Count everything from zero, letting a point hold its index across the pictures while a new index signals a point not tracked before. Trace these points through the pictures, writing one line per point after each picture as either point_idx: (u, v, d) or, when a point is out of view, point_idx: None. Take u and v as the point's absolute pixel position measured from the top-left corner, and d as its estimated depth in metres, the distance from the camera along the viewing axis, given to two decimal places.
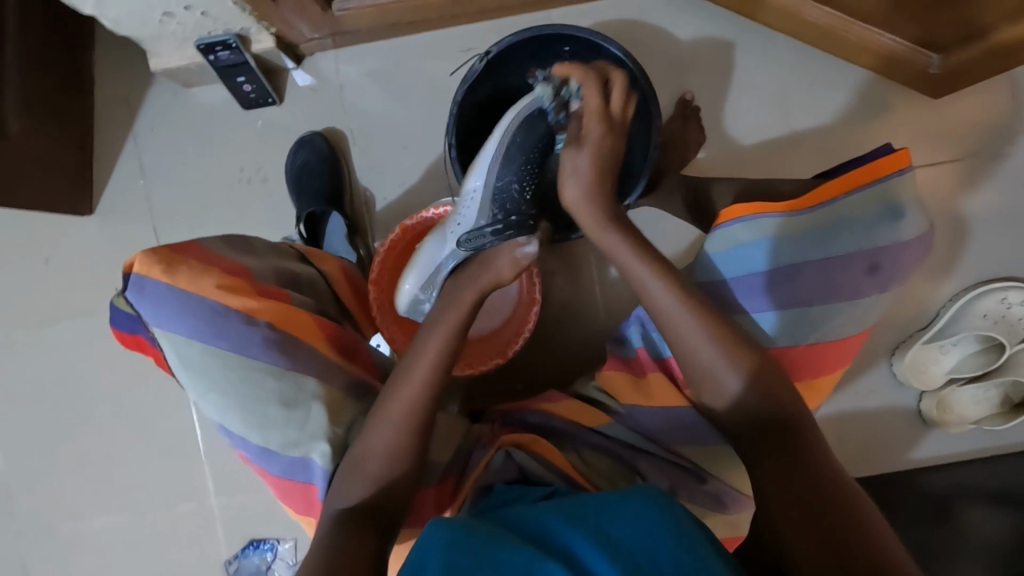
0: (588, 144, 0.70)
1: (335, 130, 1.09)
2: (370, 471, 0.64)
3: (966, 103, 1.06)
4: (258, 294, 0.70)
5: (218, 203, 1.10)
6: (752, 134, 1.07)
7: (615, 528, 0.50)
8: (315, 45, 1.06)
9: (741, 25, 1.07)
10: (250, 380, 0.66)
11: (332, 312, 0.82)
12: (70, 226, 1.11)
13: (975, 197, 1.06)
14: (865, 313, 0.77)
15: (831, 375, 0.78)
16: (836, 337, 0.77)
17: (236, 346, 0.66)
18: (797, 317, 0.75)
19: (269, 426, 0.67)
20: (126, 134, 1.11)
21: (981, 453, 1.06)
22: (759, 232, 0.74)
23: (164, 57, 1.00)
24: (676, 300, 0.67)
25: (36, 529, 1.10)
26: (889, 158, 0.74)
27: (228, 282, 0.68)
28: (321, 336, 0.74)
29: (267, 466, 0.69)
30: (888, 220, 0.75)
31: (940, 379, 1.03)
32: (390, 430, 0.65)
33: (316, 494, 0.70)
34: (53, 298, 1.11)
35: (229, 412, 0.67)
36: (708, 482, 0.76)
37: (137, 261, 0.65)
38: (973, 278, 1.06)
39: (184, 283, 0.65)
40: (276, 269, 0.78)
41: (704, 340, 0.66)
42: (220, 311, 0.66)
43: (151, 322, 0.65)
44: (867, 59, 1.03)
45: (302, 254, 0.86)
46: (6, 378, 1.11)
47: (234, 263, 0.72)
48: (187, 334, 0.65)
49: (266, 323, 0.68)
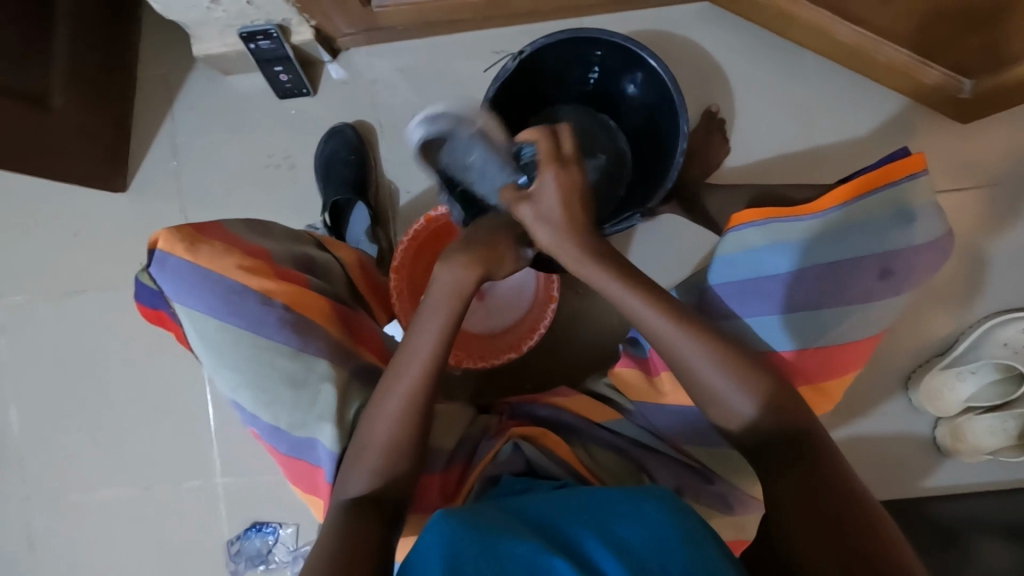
0: (547, 186, 0.65)
1: (364, 123, 1.11)
2: (371, 462, 0.63)
3: (993, 131, 1.06)
4: (275, 276, 0.72)
5: (246, 187, 1.13)
6: (777, 150, 1.08)
7: (625, 530, 0.49)
8: (351, 40, 1.09)
9: (772, 41, 1.08)
10: (262, 358, 0.67)
11: (347, 298, 0.83)
12: (103, 201, 1.14)
13: (1001, 224, 1.05)
14: (878, 318, 0.76)
15: (842, 379, 0.78)
16: (849, 340, 0.75)
17: (251, 323, 0.67)
18: (807, 320, 0.74)
19: (279, 405, 0.67)
20: (163, 115, 1.15)
21: (996, 485, 1.04)
22: (768, 236, 0.75)
23: (207, 43, 1.03)
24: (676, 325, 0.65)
25: (45, 494, 1.12)
26: (900, 163, 0.73)
27: (247, 263, 0.70)
28: (333, 320, 0.75)
29: (275, 444, 0.70)
30: (900, 224, 0.74)
31: (956, 407, 1.01)
32: (387, 425, 0.64)
33: (320, 476, 0.70)
34: (80, 269, 1.14)
35: (240, 389, 0.68)
36: (715, 483, 0.75)
37: (162, 238, 0.67)
38: (995, 306, 1.05)
39: (205, 261, 0.67)
40: (294, 254, 0.79)
41: (684, 338, 0.64)
42: (237, 289, 0.67)
43: (171, 296, 0.67)
44: (898, 82, 1.03)
45: (318, 242, 0.87)
46: (28, 347, 1.14)
47: (254, 244, 0.73)
48: (205, 310, 0.66)
49: (281, 304, 0.69)
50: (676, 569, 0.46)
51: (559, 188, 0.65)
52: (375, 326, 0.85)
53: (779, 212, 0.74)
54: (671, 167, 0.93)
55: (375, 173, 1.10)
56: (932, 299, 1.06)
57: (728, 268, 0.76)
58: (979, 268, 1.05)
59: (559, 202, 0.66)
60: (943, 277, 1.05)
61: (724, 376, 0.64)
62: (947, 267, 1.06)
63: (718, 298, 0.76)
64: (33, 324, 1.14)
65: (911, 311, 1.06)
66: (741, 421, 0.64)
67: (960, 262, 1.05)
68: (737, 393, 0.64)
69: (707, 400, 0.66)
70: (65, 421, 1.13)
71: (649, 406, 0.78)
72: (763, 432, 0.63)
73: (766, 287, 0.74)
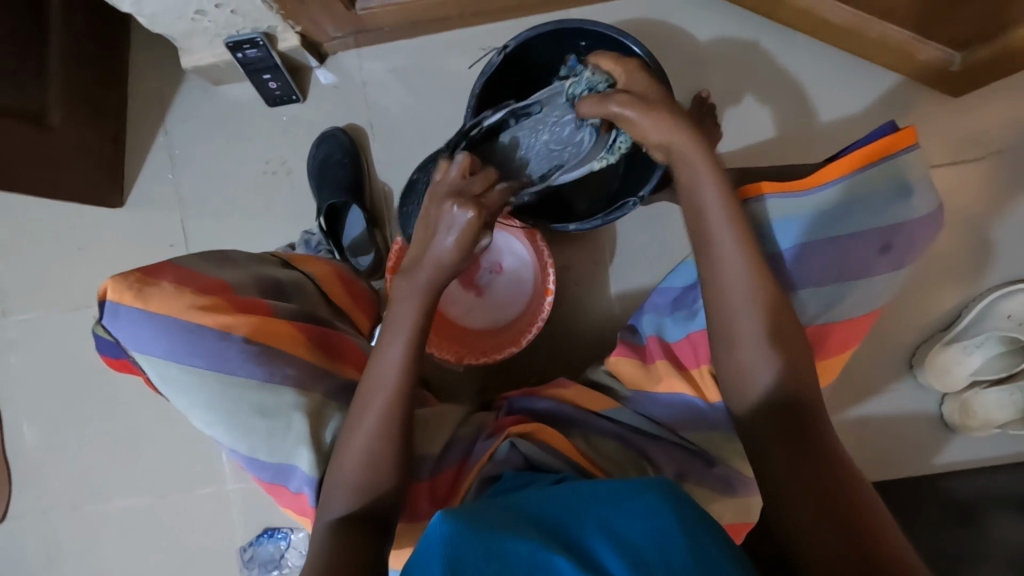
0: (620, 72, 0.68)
1: (356, 126, 1.12)
2: (356, 472, 0.64)
3: (988, 103, 1.05)
4: (234, 309, 0.69)
5: (242, 196, 1.13)
6: (768, 132, 1.07)
7: (627, 527, 0.48)
8: (340, 44, 1.09)
9: (760, 23, 1.08)
10: (232, 394, 0.66)
11: (322, 313, 0.83)
12: (101, 217, 1.16)
13: (999, 195, 1.04)
14: (877, 291, 0.76)
15: (837, 357, 0.79)
16: (846, 317, 0.76)
17: (213, 360, 0.66)
18: (809, 299, 0.74)
19: (255, 437, 0.67)
20: (157, 129, 1.15)
21: (1007, 458, 1.03)
22: (769, 214, 0.73)
23: (196, 54, 1.04)
24: (746, 271, 0.64)
25: (60, 506, 1.14)
26: (893, 137, 0.72)
27: (204, 300, 0.67)
28: (303, 342, 0.73)
29: (258, 473, 0.70)
30: (903, 198, 0.73)
31: (963, 382, 1.00)
32: (366, 436, 0.64)
33: (305, 499, 0.71)
34: (84, 284, 1.15)
35: (215, 425, 0.67)
36: (717, 465, 0.75)
37: (109, 287, 0.64)
38: (997, 279, 1.04)
39: (157, 305, 0.65)
40: (258, 279, 0.78)
41: (735, 252, 0.64)
42: (195, 328, 0.65)
43: (129, 344, 0.65)
44: (888, 58, 1.02)
45: (286, 259, 0.88)
46: (37, 363, 1.15)
47: (210, 279, 0.71)
48: (166, 355, 0.65)
49: (242, 337, 0.67)
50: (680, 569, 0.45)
51: (636, 80, 0.67)
52: (358, 339, 0.86)
53: (786, 187, 0.72)
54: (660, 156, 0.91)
55: (369, 176, 1.10)
56: (933, 275, 1.05)
57: None
58: (977, 241, 1.04)
59: (637, 83, 0.67)
60: (943, 252, 1.05)
61: (740, 355, 0.63)
62: (946, 242, 1.05)
63: None
64: (41, 342, 1.15)
65: (912, 288, 1.05)
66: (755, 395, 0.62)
67: (960, 236, 1.05)
68: (760, 354, 0.63)
69: None
70: (76, 436, 1.14)
71: (644, 394, 0.79)
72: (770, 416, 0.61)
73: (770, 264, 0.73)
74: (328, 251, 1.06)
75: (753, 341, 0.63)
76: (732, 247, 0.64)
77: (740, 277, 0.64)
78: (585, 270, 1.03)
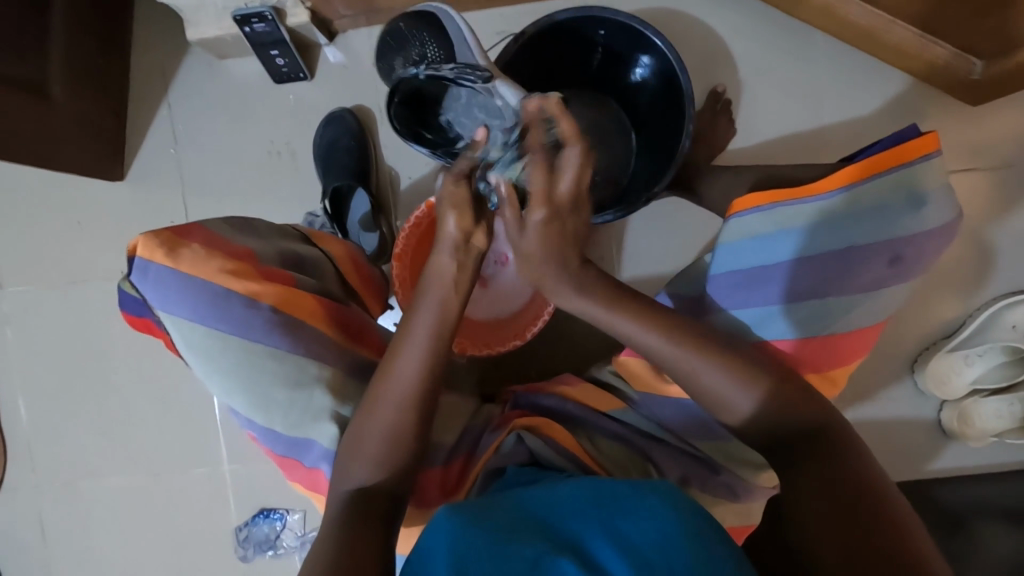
0: (531, 228, 0.61)
1: (363, 108, 1.09)
2: (372, 454, 0.63)
3: (1005, 111, 1.03)
4: (261, 277, 0.69)
5: (246, 174, 1.11)
6: (782, 132, 1.06)
7: (633, 530, 0.48)
8: (349, 22, 1.07)
9: (780, 19, 1.05)
10: (254, 363, 0.65)
11: (335, 290, 0.81)
12: (101, 190, 1.13)
13: (1011, 206, 1.03)
14: (884, 305, 0.75)
15: (846, 367, 0.76)
16: (855, 328, 0.75)
17: (238, 328, 0.65)
18: (815, 308, 0.73)
19: (272, 408, 0.66)
20: (160, 102, 1.13)
21: (1000, 467, 1.04)
22: (774, 222, 0.73)
23: (202, 27, 1.00)
24: (676, 343, 0.63)
25: (55, 480, 1.13)
26: (915, 142, 0.70)
27: (233, 266, 0.67)
28: (325, 318, 0.72)
29: (272, 445, 0.70)
30: (915, 208, 0.72)
31: (962, 390, 1.00)
32: (385, 419, 0.63)
33: (320, 474, 0.71)
34: (81, 258, 1.13)
35: (233, 394, 0.67)
36: (722, 473, 0.74)
37: (140, 243, 0.64)
38: (1002, 289, 1.03)
39: (187, 266, 0.64)
40: (282, 252, 0.76)
41: (652, 337, 0.64)
42: (223, 295, 0.64)
43: (156, 304, 0.65)
44: (908, 61, 1.00)
45: (306, 236, 0.86)
46: (32, 336, 1.14)
47: (237, 245, 0.70)
48: (191, 318, 0.64)
49: (269, 306, 0.67)
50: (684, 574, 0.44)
51: (540, 234, 0.61)
52: (370, 321, 0.84)
53: (789, 195, 0.72)
54: (676, 150, 0.90)
55: (375, 161, 1.08)
56: (939, 283, 1.04)
57: (732, 257, 0.75)
58: (985, 251, 1.04)
59: (543, 247, 0.62)
60: (950, 260, 1.04)
61: (729, 368, 0.63)
62: (954, 251, 1.04)
63: (721, 286, 0.76)
64: (37, 316, 1.14)
65: (917, 296, 1.05)
66: (741, 417, 0.64)
67: (968, 246, 1.04)
68: (735, 387, 0.63)
69: (706, 399, 0.65)
70: (71, 410, 1.14)
71: (653, 397, 0.77)
72: (776, 425, 0.63)
73: (772, 274, 0.74)
74: (331, 234, 1.04)
75: (731, 369, 0.63)
76: (658, 331, 0.64)
77: (670, 350, 0.64)
78: None
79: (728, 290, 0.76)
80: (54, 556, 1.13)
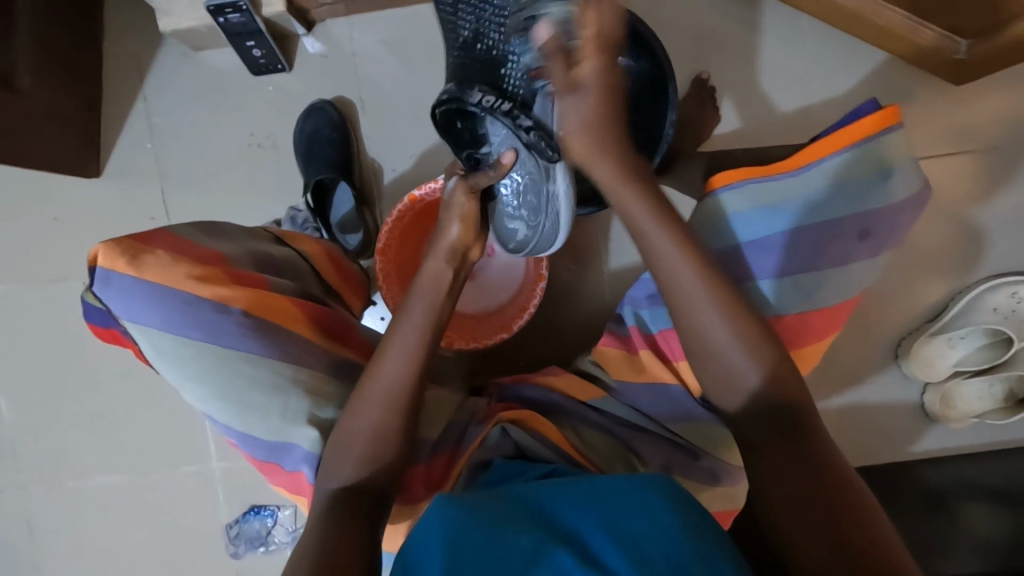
0: (585, 84, 0.57)
1: (344, 99, 1.08)
2: (359, 450, 0.63)
3: (988, 93, 1.04)
4: (230, 281, 0.67)
5: (226, 168, 1.09)
6: (767, 118, 1.05)
7: (629, 524, 0.48)
8: (328, 11, 1.04)
9: (765, 3, 1.05)
10: (227, 369, 0.64)
11: (314, 290, 0.81)
12: (77, 186, 1.11)
13: (993, 188, 1.04)
14: (857, 280, 0.75)
15: (821, 344, 0.78)
16: (828, 304, 0.75)
17: (209, 334, 0.64)
18: (787, 286, 0.73)
19: (250, 414, 0.65)
20: (135, 95, 1.10)
21: (982, 447, 1.06)
22: (745, 200, 0.73)
23: (175, 17, 0.98)
24: (693, 275, 0.64)
25: (41, 482, 1.12)
26: (877, 114, 0.70)
27: (200, 271, 0.65)
28: (301, 319, 0.71)
29: (252, 451, 0.69)
30: (882, 181, 0.72)
31: (945, 373, 1.02)
32: (372, 414, 0.64)
33: (301, 478, 0.70)
34: (59, 256, 1.11)
35: (209, 400, 0.66)
36: (703, 458, 0.75)
37: (101, 253, 0.62)
38: (985, 272, 1.05)
39: (151, 274, 0.63)
40: (251, 254, 0.75)
41: (678, 257, 0.64)
42: (191, 301, 0.63)
43: (121, 314, 0.63)
44: (892, 44, 1.00)
45: (278, 236, 0.85)
46: (12, 337, 1.12)
47: (206, 250, 0.69)
48: (160, 326, 0.63)
49: (240, 310, 0.65)
50: (680, 564, 0.45)
51: (598, 91, 0.57)
52: (353, 320, 0.83)
53: (759, 173, 0.73)
54: (660, 137, 0.90)
55: (359, 152, 1.07)
56: (922, 267, 1.05)
57: (702, 236, 0.75)
58: (968, 233, 1.05)
59: (590, 113, 0.59)
60: (934, 244, 1.05)
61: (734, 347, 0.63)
62: (937, 235, 1.05)
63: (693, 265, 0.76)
64: (17, 315, 1.12)
65: (902, 280, 1.05)
66: (743, 395, 0.64)
67: (951, 229, 1.05)
68: (738, 355, 0.63)
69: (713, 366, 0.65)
70: (54, 411, 1.12)
71: (631, 386, 0.78)
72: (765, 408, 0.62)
73: (743, 253, 0.74)
74: (315, 229, 1.03)
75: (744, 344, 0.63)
76: (685, 271, 0.64)
77: (691, 280, 0.64)
78: (578, 255, 1.02)
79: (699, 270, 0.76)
80: (43, 556, 1.13)
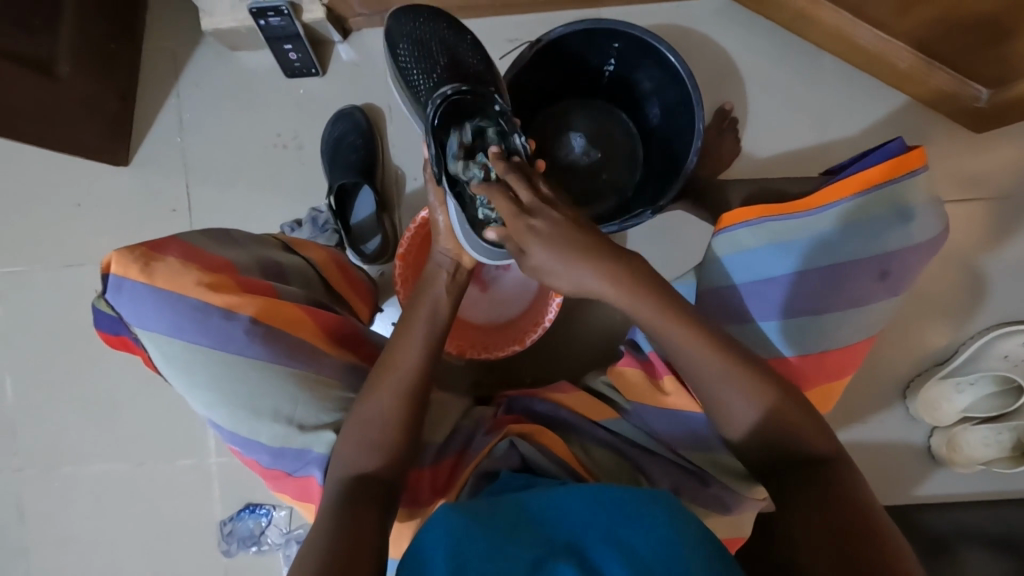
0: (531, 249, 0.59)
1: (373, 107, 1.10)
2: (368, 437, 0.64)
3: (1006, 142, 1.05)
4: (239, 289, 0.66)
5: (250, 166, 1.11)
6: (787, 152, 1.07)
7: (631, 535, 0.49)
8: (363, 20, 1.07)
9: (789, 41, 1.07)
10: (235, 375, 0.64)
11: (324, 300, 0.81)
12: (104, 173, 1.13)
13: (1008, 236, 1.05)
14: (875, 319, 0.75)
15: (840, 380, 0.77)
16: (846, 343, 0.75)
17: (218, 341, 0.63)
18: (806, 324, 0.74)
19: (260, 420, 0.65)
20: (169, 89, 1.13)
21: (987, 496, 1.05)
22: (765, 236, 0.74)
23: (216, 17, 1.01)
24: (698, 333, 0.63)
25: (37, 465, 1.12)
26: (902, 156, 0.71)
27: (209, 278, 0.64)
28: (309, 325, 0.70)
29: (256, 457, 0.68)
30: (901, 223, 0.73)
31: (953, 417, 1.01)
32: (388, 400, 0.65)
33: (310, 482, 0.69)
34: (79, 239, 1.12)
35: (214, 406, 0.65)
36: (711, 485, 0.74)
37: (115, 260, 0.61)
38: (997, 318, 1.05)
39: (162, 281, 0.62)
40: (260, 262, 0.74)
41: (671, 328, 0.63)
42: (200, 308, 0.62)
43: (131, 321, 0.62)
44: (914, 88, 1.02)
45: (286, 244, 0.84)
46: (25, 317, 1.13)
47: (215, 257, 0.68)
48: (169, 333, 0.62)
49: (248, 317, 0.65)
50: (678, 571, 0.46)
51: (546, 242, 0.59)
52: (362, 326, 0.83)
53: (779, 210, 0.73)
54: (683, 165, 0.92)
55: (382, 160, 1.09)
56: (930, 310, 1.06)
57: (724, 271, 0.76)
58: (979, 279, 1.05)
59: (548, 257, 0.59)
60: (945, 288, 1.05)
61: (732, 376, 0.63)
62: (950, 278, 1.05)
63: (715, 297, 0.77)
64: (32, 294, 1.13)
65: (912, 321, 1.06)
66: (745, 427, 0.64)
67: (966, 272, 1.05)
68: (737, 396, 0.63)
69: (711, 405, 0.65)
70: (59, 395, 1.12)
71: (648, 408, 0.78)
72: (774, 440, 0.63)
73: (763, 288, 0.74)
74: (334, 232, 1.04)
75: (737, 384, 0.63)
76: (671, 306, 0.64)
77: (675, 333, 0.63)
78: None
79: (719, 302, 0.76)
80: (32, 540, 1.12)
